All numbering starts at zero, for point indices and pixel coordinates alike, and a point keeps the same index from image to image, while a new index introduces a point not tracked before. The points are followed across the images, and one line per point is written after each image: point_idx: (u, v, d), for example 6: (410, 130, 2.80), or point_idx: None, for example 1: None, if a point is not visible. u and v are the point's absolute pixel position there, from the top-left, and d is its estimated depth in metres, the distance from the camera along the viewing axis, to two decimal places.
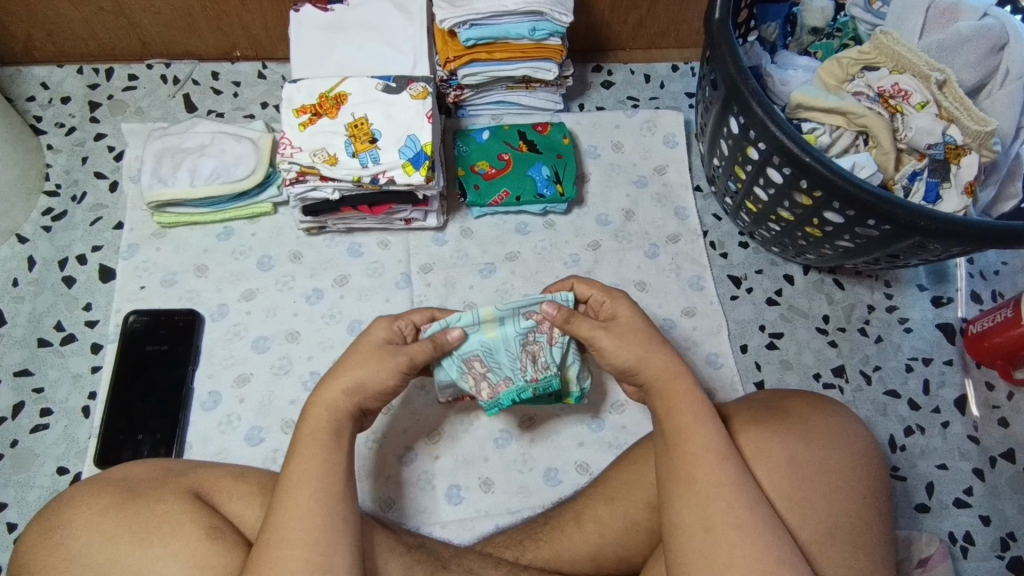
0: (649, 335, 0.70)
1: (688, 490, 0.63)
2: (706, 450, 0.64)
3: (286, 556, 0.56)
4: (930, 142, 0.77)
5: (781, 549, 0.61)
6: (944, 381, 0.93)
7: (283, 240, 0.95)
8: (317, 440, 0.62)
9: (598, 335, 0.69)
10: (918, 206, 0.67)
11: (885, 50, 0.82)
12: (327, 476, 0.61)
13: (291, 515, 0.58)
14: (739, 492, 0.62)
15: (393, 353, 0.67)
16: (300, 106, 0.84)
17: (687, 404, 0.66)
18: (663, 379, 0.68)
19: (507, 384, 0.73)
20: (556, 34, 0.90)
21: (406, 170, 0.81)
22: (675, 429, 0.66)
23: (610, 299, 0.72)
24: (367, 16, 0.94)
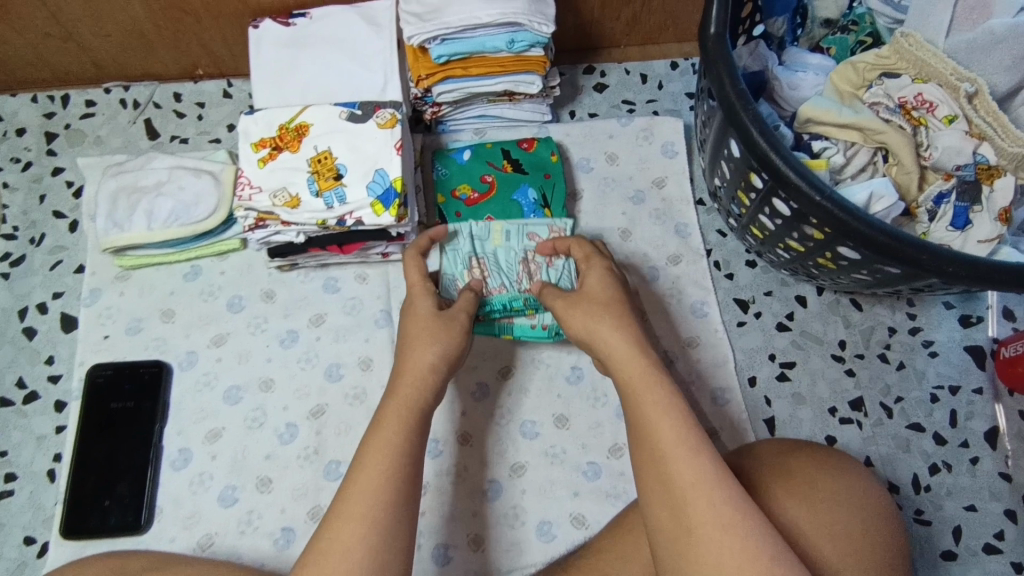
0: (606, 317, 0.69)
1: (666, 490, 0.57)
2: (683, 444, 0.58)
3: (344, 528, 0.56)
4: (959, 162, 0.69)
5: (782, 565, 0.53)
6: (973, 412, 0.85)
7: (253, 277, 0.89)
8: (395, 410, 0.65)
9: (554, 304, 0.74)
10: (938, 245, 0.59)
11: (905, 55, 0.73)
12: (401, 453, 0.62)
13: (356, 483, 0.59)
14: (722, 493, 0.55)
15: (452, 316, 0.74)
16: (259, 139, 0.77)
17: (662, 404, 0.61)
18: (632, 374, 0.64)
19: (501, 289, 0.82)
20: (537, 44, 0.82)
21: (375, 210, 0.74)
22: (647, 427, 0.60)
23: (586, 263, 0.77)
24: (333, 29, 0.86)
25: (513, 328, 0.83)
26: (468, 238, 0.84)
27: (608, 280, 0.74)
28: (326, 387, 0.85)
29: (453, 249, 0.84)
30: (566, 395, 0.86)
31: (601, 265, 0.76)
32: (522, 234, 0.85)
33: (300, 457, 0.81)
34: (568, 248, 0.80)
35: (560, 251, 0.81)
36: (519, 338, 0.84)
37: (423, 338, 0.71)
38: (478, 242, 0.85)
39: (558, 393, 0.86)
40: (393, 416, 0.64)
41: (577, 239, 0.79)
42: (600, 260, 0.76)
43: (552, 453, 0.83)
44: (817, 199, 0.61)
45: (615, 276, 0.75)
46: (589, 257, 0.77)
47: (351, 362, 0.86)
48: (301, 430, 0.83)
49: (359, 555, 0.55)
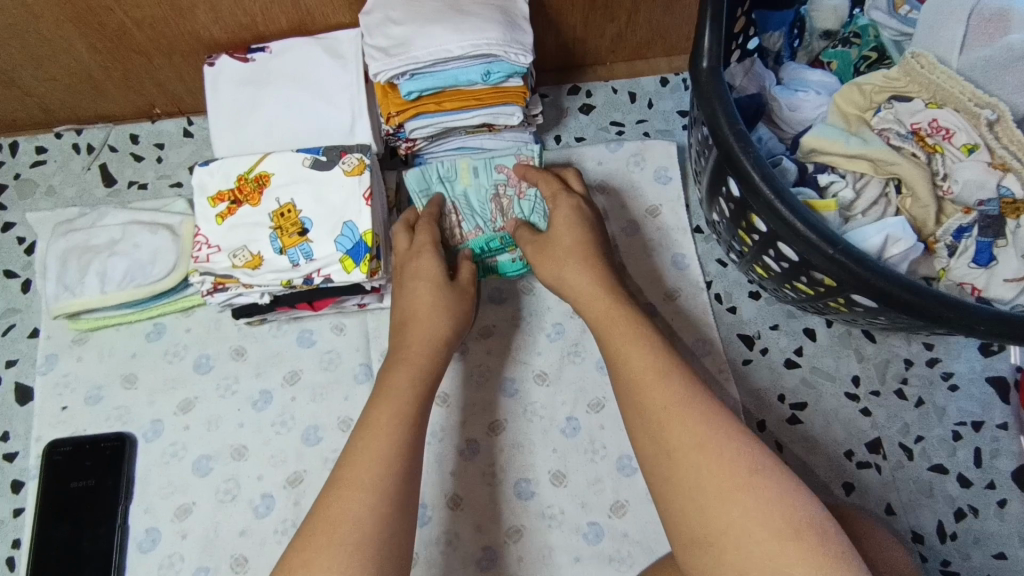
0: (574, 261, 0.74)
1: (644, 416, 0.59)
2: (656, 371, 0.61)
3: (345, 498, 0.56)
4: (981, 197, 0.63)
5: (766, 480, 0.53)
6: (998, 450, 0.80)
7: (221, 334, 0.83)
8: (399, 381, 0.66)
9: (525, 248, 0.78)
10: (953, 294, 0.54)
11: (917, 77, 0.67)
12: (402, 418, 0.63)
13: (359, 451, 0.60)
14: (698, 411, 0.57)
15: (456, 287, 0.75)
16: (216, 193, 0.71)
17: (633, 339, 0.65)
18: (603, 314, 0.70)
19: (477, 233, 0.82)
20: (515, 74, 0.75)
21: (345, 266, 0.68)
22: (622, 364, 0.64)
23: (552, 201, 0.79)
24: (294, 64, 0.80)
25: (498, 267, 0.84)
26: (438, 180, 0.83)
27: (574, 224, 0.77)
28: (304, 452, 0.79)
29: (423, 195, 0.82)
30: (562, 449, 0.80)
31: (569, 204, 0.78)
32: (490, 168, 0.82)
33: (277, 532, 0.75)
34: (537, 181, 0.81)
35: (530, 179, 0.82)
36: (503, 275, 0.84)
37: (424, 307, 0.73)
38: (446, 184, 0.83)
39: (554, 448, 0.80)
40: (395, 386, 0.66)
41: (543, 175, 0.81)
42: (567, 198, 0.78)
43: (551, 515, 0.77)
44: (829, 253, 0.56)
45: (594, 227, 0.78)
46: (555, 195, 0.79)
47: (330, 424, 0.80)
48: (278, 502, 0.77)
49: (366, 522, 0.55)
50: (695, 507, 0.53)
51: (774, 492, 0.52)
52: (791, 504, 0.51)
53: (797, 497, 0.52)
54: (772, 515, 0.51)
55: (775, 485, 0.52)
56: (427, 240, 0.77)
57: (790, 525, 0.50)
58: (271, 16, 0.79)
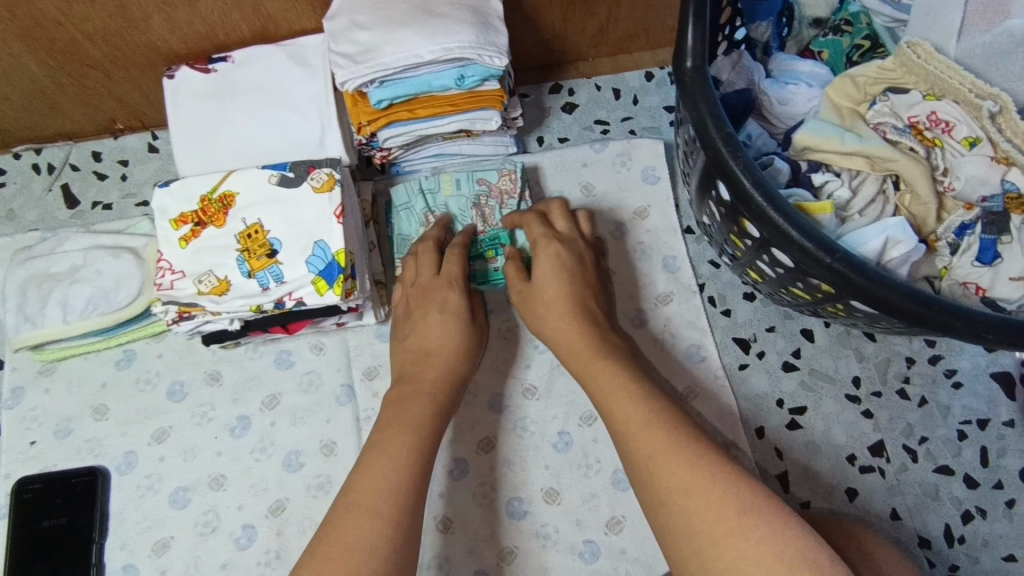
0: (567, 312, 0.73)
1: (632, 465, 0.59)
2: (640, 420, 0.61)
3: (356, 522, 0.57)
4: (983, 194, 0.60)
5: (758, 520, 0.51)
6: (1005, 449, 0.77)
7: (195, 359, 0.79)
8: (413, 413, 0.67)
9: (513, 295, 0.76)
10: (953, 300, 0.52)
11: (914, 68, 0.63)
12: (412, 449, 0.63)
13: (370, 476, 0.60)
14: (684, 456, 0.56)
15: (473, 321, 0.76)
16: (179, 215, 0.67)
17: (617, 390, 0.65)
18: (584, 365, 0.69)
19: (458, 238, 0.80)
20: (490, 77, 0.71)
21: (318, 288, 0.64)
22: (609, 416, 0.64)
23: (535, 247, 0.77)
24: (259, 74, 0.76)
25: (477, 274, 0.80)
26: (419, 193, 0.81)
27: (562, 269, 0.75)
28: (285, 479, 0.75)
29: (405, 210, 0.80)
30: (555, 465, 0.77)
31: (552, 252, 0.76)
32: (472, 179, 0.80)
33: (260, 564, 0.72)
34: (524, 225, 0.79)
35: (518, 223, 0.79)
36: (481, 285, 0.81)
37: (441, 341, 0.73)
38: (429, 196, 0.81)
39: (546, 464, 0.77)
40: (409, 415, 0.66)
41: (526, 218, 0.78)
42: (548, 242, 0.76)
43: (545, 534, 0.74)
44: (827, 261, 0.54)
45: (582, 257, 0.77)
46: (536, 241, 0.77)
47: (312, 449, 0.76)
48: (260, 532, 0.73)
49: (380, 549, 0.55)
50: (693, 552, 0.52)
51: (766, 531, 0.50)
52: (786, 542, 0.50)
53: (791, 533, 0.50)
54: (767, 555, 0.50)
55: (767, 524, 0.51)
56: (455, 273, 0.76)
57: (784, 563, 0.49)
58: (232, 24, 0.75)
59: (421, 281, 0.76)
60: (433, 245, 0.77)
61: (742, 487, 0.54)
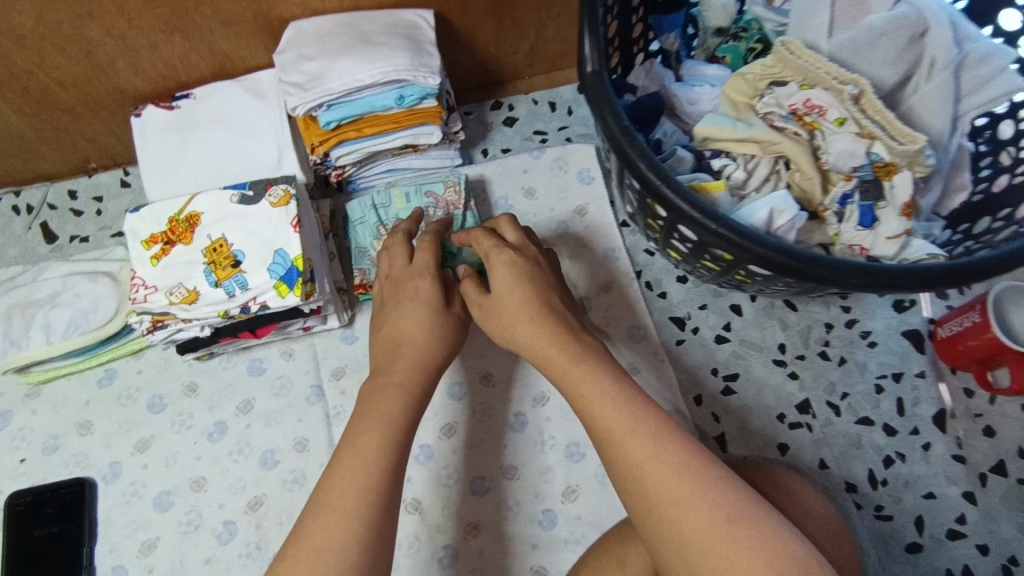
0: (531, 316, 0.64)
1: (619, 475, 0.54)
2: (625, 427, 0.54)
3: (327, 522, 0.53)
4: (854, 165, 0.69)
5: (750, 530, 0.48)
6: (918, 398, 0.84)
7: (173, 372, 0.85)
8: (387, 405, 0.61)
9: (473, 309, 0.68)
10: (841, 257, 0.59)
11: (789, 63, 0.72)
12: (382, 447, 0.58)
13: (340, 477, 0.56)
14: (674, 464, 0.51)
15: (448, 313, 0.69)
16: (149, 236, 0.74)
17: (597, 393, 0.57)
18: (561, 370, 0.60)
19: None
20: (428, 96, 0.80)
21: (279, 292, 0.71)
22: (590, 424, 0.57)
23: (489, 261, 0.69)
24: (220, 107, 0.84)
25: None
26: (371, 208, 0.87)
27: (520, 277, 0.66)
28: (262, 476, 0.81)
29: (360, 224, 0.87)
30: (513, 444, 0.83)
31: (504, 261, 0.68)
32: (420, 193, 0.87)
33: (242, 556, 0.77)
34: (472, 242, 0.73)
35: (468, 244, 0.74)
36: None
37: (416, 332, 0.67)
38: (381, 210, 0.87)
39: (504, 443, 0.83)
40: (379, 410, 0.61)
41: (477, 232, 0.72)
42: (499, 253, 0.69)
43: (507, 508, 0.80)
44: (713, 228, 0.63)
45: (537, 262, 0.70)
46: (489, 253, 0.69)
47: (286, 447, 0.82)
48: (240, 527, 0.79)
49: (350, 549, 0.52)
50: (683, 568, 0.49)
51: (758, 543, 0.47)
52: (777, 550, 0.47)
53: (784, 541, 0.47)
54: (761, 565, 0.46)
55: (758, 534, 0.48)
56: (428, 262, 0.71)
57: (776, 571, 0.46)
58: (192, 64, 0.83)
59: (395, 273, 0.72)
60: (404, 238, 0.74)
61: (736, 494, 0.50)
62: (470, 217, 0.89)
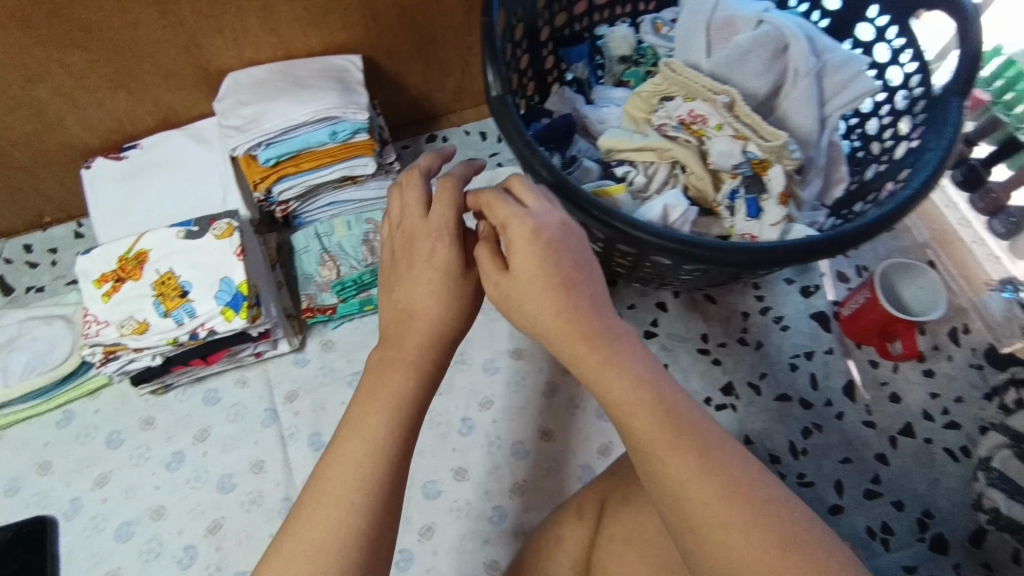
0: (561, 305, 0.53)
1: (658, 492, 0.48)
2: (669, 439, 0.48)
3: (325, 512, 0.50)
4: (735, 163, 0.78)
5: (799, 558, 0.44)
6: (829, 371, 0.92)
7: (130, 408, 0.88)
8: (390, 388, 0.56)
9: (489, 284, 0.56)
10: (729, 242, 0.63)
11: (673, 80, 0.83)
12: (385, 436, 0.54)
13: (341, 465, 0.52)
14: (721, 482, 0.46)
15: (465, 279, 0.58)
16: (100, 275, 0.79)
17: (639, 399, 0.50)
18: (598, 368, 0.52)
19: (352, 269, 0.92)
20: (359, 130, 0.87)
21: (226, 316, 0.76)
22: (624, 430, 0.51)
23: (504, 232, 0.54)
24: (167, 156, 0.91)
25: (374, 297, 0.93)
26: (315, 237, 0.93)
27: (546, 262, 0.52)
28: (220, 500, 0.84)
29: (304, 253, 0.93)
30: (462, 447, 0.88)
31: (527, 236, 0.53)
32: (361, 220, 0.94)
33: None
34: (483, 205, 0.56)
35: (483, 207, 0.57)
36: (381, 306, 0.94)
37: (426, 307, 0.58)
38: (324, 238, 0.93)
39: (453, 447, 0.88)
40: (384, 391, 0.56)
41: (488, 193, 0.55)
42: (518, 223, 0.53)
43: (458, 508, 0.85)
44: (610, 224, 0.67)
45: (567, 233, 0.54)
46: (505, 224, 0.54)
47: (243, 470, 0.86)
48: (200, 550, 0.81)
49: (348, 540, 0.49)
50: None
51: None
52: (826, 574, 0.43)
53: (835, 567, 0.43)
54: None
55: (812, 564, 0.43)
56: (445, 218, 0.58)
57: None
58: (138, 116, 0.90)
59: (407, 220, 0.60)
60: (418, 173, 0.60)
61: (784, 514, 0.46)
62: None
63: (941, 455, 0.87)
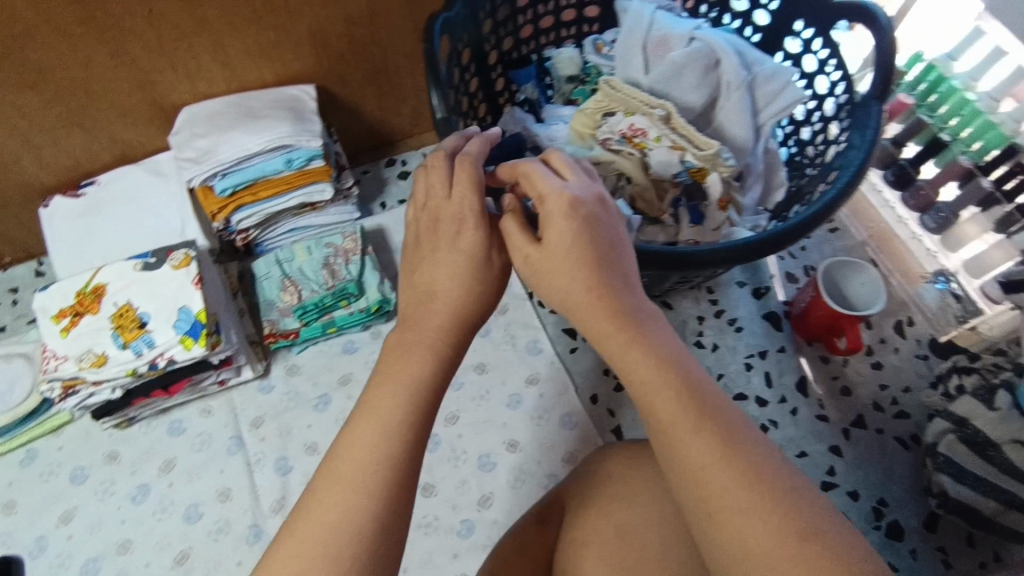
0: (591, 282, 0.51)
1: (676, 476, 0.46)
2: (689, 419, 0.45)
3: (334, 493, 0.47)
4: (674, 172, 0.81)
5: (827, 549, 0.40)
6: (782, 369, 0.95)
7: (94, 444, 0.88)
8: (409, 370, 0.52)
9: (521, 261, 0.54)
10: (675, 248, 0.65)
11: (613, 97, 0.86)
12: (400, 419, 0.50)
13: (353, 445, 0.49)
14: (742, 465, 0.43)
15: (487, 262, 0.56)
16: (58, 311, 0.79)
17: (661, 379, 0.48)
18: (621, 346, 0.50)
19: (313, 293, 0.93)
20: (315, 157, 0.89)
21: (185, 345, 0.77)
22: (644, 410, 0.48)
23: (541, 204, 0.53)
24: (125, 191, 0.92)
25: (335, 320, 0.94)
26: (276, 263, 0.95)
27: (580, 238, 0.51)
28: (186, 530, 0.84)
29: (266, 279, 0.94)
30: (428, 463, 0.89)
31: (563, 209, 0.52)
32: (321, 245, 0.95)
33: None
34: (522, 179, 0.55)
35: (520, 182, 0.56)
36: (344, 328, 0.95)
37: (451, 289, 0.55)
38: (285, 264, 0.95)
39: None
40: (400, 372, 0.52)
41: (527, 166, 0.54)
42: (556, 195, 0.52)
43: (426, 524, 0.85)
44: None
45: (601, 211, 0.53)
46: (542, 197, 0.53)
47: (209, 499, 0.86)
48: None
49: (355, 524, 0.45)
50: None
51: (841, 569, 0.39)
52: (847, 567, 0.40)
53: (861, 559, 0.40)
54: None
55: (835, 556, 0.40)
56: (471, 195, 0.55)
57: None
58: (95, 153, 0.91)
59: (432, 198, 0.57)
60: (445, 153, 0.57)
61: (812, 505, 0.43)
62: (369, 263, 0.97)
63: (892, 444, 0.90)
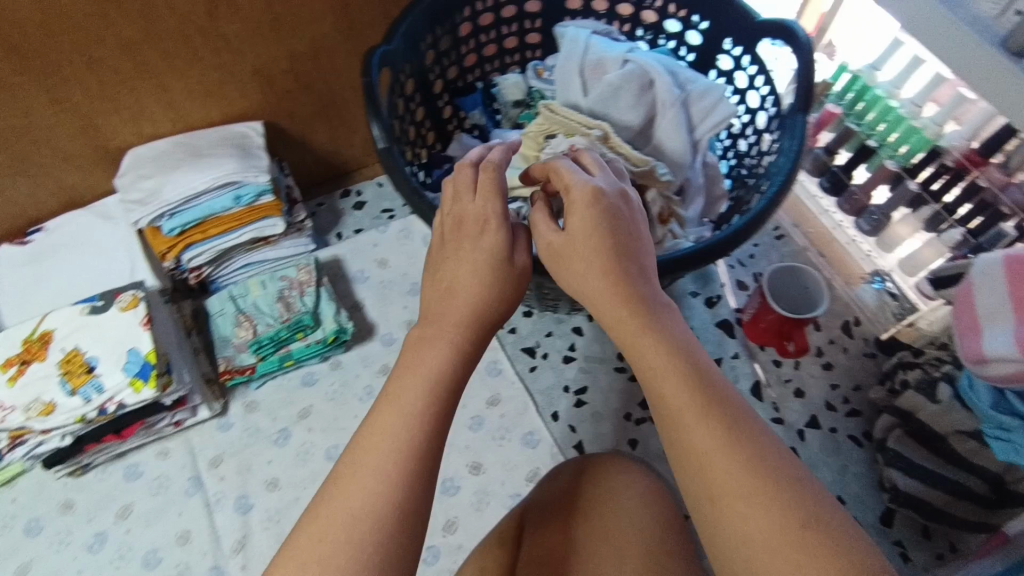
0: (609, 271, 0.52)
1: (681, 463, 0.47)
2: (696, 407, 0.47)
3: (359, 482, 0.45)
4: None
5: (823, 536, 0.41)
6: (737, 375, 0.97)
7: (48, 494, 0.86)
8: (430, 362, 0.51)
9: (550, 253, 0.57)
10: None
11: (552, 120, 0.87)
12: (427, 411, 0.49)
13: (377, 435, 0.48)
14: (745, 451, 0.45)
15: (511, 257, 0.55)
16: (3, 361, 0.78)
17: (671, 369, 0.49)
18: (631, 337, 0.51)
19: (268, 327, 0.93)
20: (264, 192, 0.90)
21: (134, 387, 0.77)
22: (653, 397, 0.49)
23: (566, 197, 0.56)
24: (73, 235, 0.92)
25: (292, 352, 0.93)
26: (230, 300, 0.94)
27: (601, 227, 0.53)
28: None
29: (220, 315, 0.94)
30: None
31: (586, 200, 0.54)
32: (275, 279, 0.95)
33: None
34: (552, 174, 0.58)
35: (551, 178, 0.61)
36: (301, 359, 0.94)
37: (470, 283, 0.54)
38: (239, 300, 0.94)
39: None
40: (423, 365, 0.51)
41: (558, 163, 0.58)
42: (581, 187, 0.55)
43: None
44: None
45: (621, 205, 0.56)
46: (568, 189, 0.56)
47: (168, 542, 0.84)
48: None
49: (381, 515, 0.44)
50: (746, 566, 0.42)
51: (835, 552, 0.41)
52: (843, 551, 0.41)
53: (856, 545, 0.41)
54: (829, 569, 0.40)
55: (832, 541, 0.41)
56: (495, 194, 0.56)
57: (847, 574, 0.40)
58: (41, 200, 0.91)
59: (457, 200, 0.58)
60: (472, 163, 0.59)
61: (811, 493, 0.44)
62: (324, 294, 0.97)
63: (845, 442, 0.92)
